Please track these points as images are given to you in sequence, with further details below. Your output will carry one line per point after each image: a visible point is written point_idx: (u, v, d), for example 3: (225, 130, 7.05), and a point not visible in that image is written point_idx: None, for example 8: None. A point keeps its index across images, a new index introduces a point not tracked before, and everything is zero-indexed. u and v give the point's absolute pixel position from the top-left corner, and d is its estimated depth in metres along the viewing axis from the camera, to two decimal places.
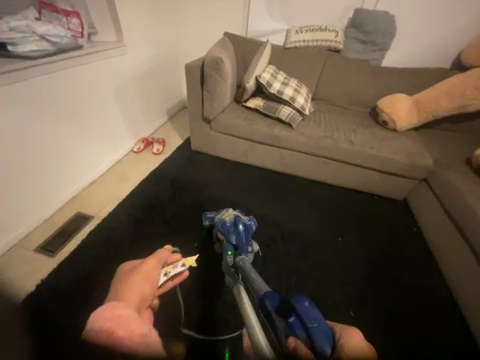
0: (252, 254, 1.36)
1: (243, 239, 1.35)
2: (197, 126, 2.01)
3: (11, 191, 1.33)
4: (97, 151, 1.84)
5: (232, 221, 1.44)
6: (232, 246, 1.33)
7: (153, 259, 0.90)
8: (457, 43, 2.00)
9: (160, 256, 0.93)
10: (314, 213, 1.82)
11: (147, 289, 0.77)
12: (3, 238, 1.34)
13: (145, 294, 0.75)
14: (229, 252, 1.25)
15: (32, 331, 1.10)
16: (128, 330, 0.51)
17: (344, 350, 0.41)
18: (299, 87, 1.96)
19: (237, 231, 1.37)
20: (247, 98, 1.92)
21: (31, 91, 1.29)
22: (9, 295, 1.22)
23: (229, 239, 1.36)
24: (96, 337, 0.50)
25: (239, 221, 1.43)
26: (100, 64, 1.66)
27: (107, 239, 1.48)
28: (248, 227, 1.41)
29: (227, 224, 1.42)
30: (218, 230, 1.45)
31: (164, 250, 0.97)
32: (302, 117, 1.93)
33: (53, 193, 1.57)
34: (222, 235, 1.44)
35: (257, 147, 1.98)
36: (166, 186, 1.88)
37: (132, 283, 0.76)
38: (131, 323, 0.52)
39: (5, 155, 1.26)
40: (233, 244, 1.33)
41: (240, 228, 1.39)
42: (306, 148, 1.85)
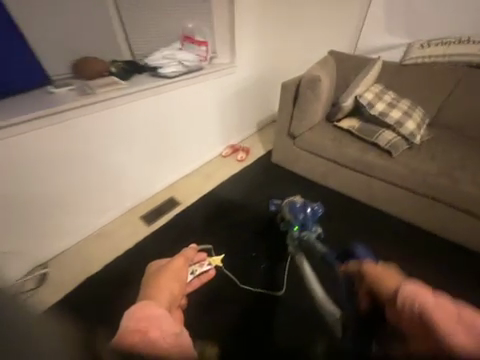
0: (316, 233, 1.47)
1: (310, 220, 1.47)
2: (281, 141, 2.04)
3: (136, 169, 1.83)
4: (194, 151, 2.20)
5: (301, 203, 1.53)
6: (298, 223, 1.46)
7: (182, 257, 1.00)
8: None
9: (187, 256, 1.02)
10: (404, 267, 1.45)
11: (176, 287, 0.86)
12: (122, 203, 1.83)
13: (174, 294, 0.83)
14: (295, 227, 1.41)
15: (120, 283, 1.45)
16: (162, 330, 0.57)
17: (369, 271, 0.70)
18: (411, 110, 1.64)
19: (304, 213, 1.49)
20: (340, 118, 1.79)
21: (159, 103, 1.75)
22: (115, 246, 1.64)
23: (296, 217, 1.48)
24: (126, 338, 0.52)
25: (307, 205, 1.53)
26: (210, 82, 2.01)
27: (183, 226, 1.75)
28: (317, 211, 1.51)
29: (296, 204, 1.52)
30: (285, 209, 1.55)
31: (191, 249, 1.06)
32: (409, 145, 1.60)
33: (158, 178, 2.01)
34: (287, 214, 1.52)
35: (342, 172, 1.79)
36: (240, 191, 2.02)
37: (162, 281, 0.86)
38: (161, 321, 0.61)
39: (134, 145, 1.75)
40: (300, 221, 1.45)
41: (308, 209, 1.51)
42: (406, 184, 1.52)
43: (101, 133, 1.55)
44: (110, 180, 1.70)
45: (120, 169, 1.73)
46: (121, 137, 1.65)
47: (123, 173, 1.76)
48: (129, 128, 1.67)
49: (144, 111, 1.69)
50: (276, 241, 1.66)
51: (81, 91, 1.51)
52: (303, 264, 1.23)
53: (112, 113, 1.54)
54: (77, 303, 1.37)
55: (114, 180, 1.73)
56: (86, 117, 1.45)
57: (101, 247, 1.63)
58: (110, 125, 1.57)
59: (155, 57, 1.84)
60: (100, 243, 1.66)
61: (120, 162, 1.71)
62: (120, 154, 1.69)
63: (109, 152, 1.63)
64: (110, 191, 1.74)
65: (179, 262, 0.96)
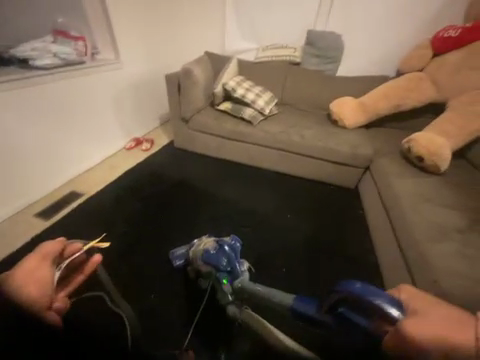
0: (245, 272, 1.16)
1: (233, 259, 1.12)
2: (177, 126, 2.37)
3: (19, 167, 1.72)
4: (92, 145, 2.18)
5: (215, 246, 1.17)
6: (224, 273, 1.06)
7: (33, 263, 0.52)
8: (395, 57, 2.42)
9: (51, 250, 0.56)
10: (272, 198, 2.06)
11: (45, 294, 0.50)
12: (11, 203, 1.71)
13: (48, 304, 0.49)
14: (224, 279, 1.03)
15: None
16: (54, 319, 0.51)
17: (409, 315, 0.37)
18: (262, 92, 2.34)
19: (224, 254, 1.12)
20: (217, 101, 2.31)
21: (39, 96, 1.72)
22: (5, 245, 1.53)
23: (218, 267, 1.08)
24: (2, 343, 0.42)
25: (223, 243, 1.18)
26: (97, 76, 2.08)
27: (89, 211, 1.79)
28: (235, 247, 1.20)
29: (210, 251, 1.14)
30: (202, 261, 1.16)
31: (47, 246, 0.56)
32: (264, 117, 2.28)
33: (50, 175, 1.91)
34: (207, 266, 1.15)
35: (227, 143, 2.29)
36: (148, 171, 2.20)
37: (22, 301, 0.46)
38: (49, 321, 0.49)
39: (15, 139, 1.66)
40: (225, 270, 1.07)
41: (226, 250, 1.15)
42: (265, 142, 2.17)
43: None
44: None
45: (1, 167, 1.62)
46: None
47: (2, 172, 1.63)
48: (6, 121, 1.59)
49: (16, 103, 1.61)
50: (183, 205, 1.94)
51: None
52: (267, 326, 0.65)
53: None
54: None
55: None
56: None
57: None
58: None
59: (23, 49, 1.81)
60: None
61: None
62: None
63: None
64: None
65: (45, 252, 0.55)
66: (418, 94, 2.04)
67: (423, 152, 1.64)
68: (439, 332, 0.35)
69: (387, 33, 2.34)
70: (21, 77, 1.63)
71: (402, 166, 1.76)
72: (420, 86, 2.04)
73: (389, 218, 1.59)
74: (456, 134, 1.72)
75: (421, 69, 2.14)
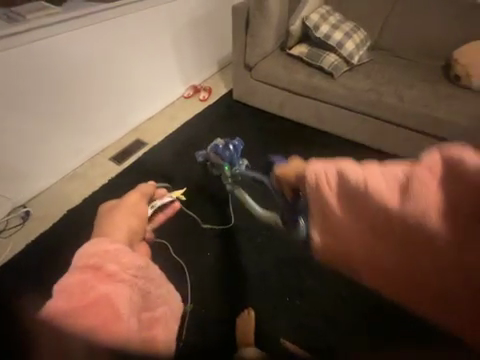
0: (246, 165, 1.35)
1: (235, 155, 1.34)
2: (238, 74, 2.04)
3: (94, 112, 1.79)
4: (152, 94, 2.09)
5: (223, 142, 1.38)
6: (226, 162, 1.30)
7: (137, 194, 0.73)
8: None
9: (143, 190, 0.78)
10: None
11: (136, 223, 0.64)
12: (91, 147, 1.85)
13: (134, 228, 0.63)
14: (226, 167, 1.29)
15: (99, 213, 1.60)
16: (121, 262, 0.49)
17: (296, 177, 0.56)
18: (353, 32, 1.77)
19: (229, 150, 1.33)
20: (291, 44, 1.86)
21: (96, 38, 1.63)
22: (89, 184, 1.75)
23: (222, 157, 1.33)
24: (75, 281, 0.45)
25: (230, 142, 1.38)
26: (154, 11, 1.85)
27: (152, 163, 1.85)
28: (239, 145, 1.39)
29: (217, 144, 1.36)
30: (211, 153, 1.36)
31: (148, 186, 0.79)
32: (349, 67, 1.77)
33: (119, 122, 1.95)
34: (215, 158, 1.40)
35: (295, 99, 1.91)
36: (205, 125, 2.09)
37: (115, 217, 0.62)
38: (124, 256, 0.50)
39: (78, 87, 1.66)
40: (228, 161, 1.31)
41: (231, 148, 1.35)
42: (344, 102, 1.73)
43: (48, 67, 1.51)
44: (64, 127, 1.68)
45: (71, 114, 1.69)
46: (57, 75, 1.55)
47: (81, 115, 1.73)
48: (67, 66, 1.57)
49: (86, 43, 1.60)
50: None
51: (7, 18, 1.41)
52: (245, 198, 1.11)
53: (37, 48, 1.44)
54: (61, 234, 1.53)
55: (64, 125, 1.68)
56: (30, 47, 1.42)
57: (74, 187, 1.73)
58: (55, 60, 1.52)
59: None
60: (72, 185, 1.75)
61: (66, 106, 1.65)
62: (74, 94, 1.66)
63: (61, 89, 1.59)
64: (67, 136, 1.71)
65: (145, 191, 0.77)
66: None
67: None
68: (324, 168, 0.49)
69: None
70: (89, 12, 1.58)
71: None
72: None
73: None
74: None
75: None
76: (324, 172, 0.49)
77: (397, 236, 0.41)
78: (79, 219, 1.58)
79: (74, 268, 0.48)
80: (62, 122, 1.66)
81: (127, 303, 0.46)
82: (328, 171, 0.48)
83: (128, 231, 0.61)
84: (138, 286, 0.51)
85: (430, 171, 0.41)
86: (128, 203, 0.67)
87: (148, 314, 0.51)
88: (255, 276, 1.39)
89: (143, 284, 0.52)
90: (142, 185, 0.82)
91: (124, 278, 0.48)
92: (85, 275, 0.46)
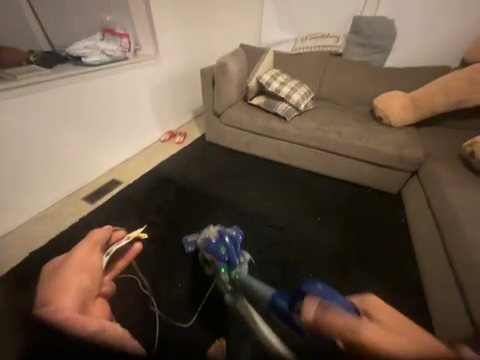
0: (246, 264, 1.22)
1: (233, 250, 1.21)
2: (209, 120, 2.38)
3: (71, 156, 1.91)
4: (130, 138, 2.30)
5: (217, 235, 1.28)
6: (223, 262, 1.13)
7: (87, 244, 0.66)
8: (454, 47, 2.17)
9: (96, 237, 0.71)
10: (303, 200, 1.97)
11: (88, 279, 0.58)
12: (63, 188, 1.91)
13: (85, 287, 0.56)
14: (224, 268, 1.04)
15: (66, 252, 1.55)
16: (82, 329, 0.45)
17: (368, 326, 0.35)
18: (298, 86, 2.23)
19: (223, 245, 1.23)
20: (251, 96, 2.26)
21: (80, 93, 1.85)
22: (58, 223, 1.73)
23: (218, 255, 1.19)
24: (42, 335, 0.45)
25: (224, 233, 1.29)
26: (135, 72, 2.17)
27: (126, 199, 1.91)
28: (235, 237, 1.31)
29: (211, 238, 1.26)
30: (204, 250, 1.31)
31: (99, 232, 0.73)
32: (299, 112, 2.17)
33: (95, 163, 2.09)
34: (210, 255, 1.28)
35: (259, 138, 2.22)
36: (180, 163, 2.28)
37: (61, 278, 0.54)
38: (83, 322, 0.45)
39: (58, 133, 1.79)
40: (225, 260, 1.14)
41: (226, 238, 1.26)
42: (298, 139, 2.07)
43: (29, 118, 1.62)
44: (39, 169, 1.74)
45: (48, 158, 1.78)
46: (39, 124, 1.67)
47: (56, 159, 1.82)
48: (51, 116, 1.73)
49: (70, 97, 1.80)
50: (212, 198, 1.97)
51: None
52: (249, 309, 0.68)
53: (24, 102, 1.57)
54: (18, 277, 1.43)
55: (39, 168, 1.74)
56: (14, 100, 1.53)
57: (42, 227, 1.70)
58: (37, 111, 1.65)
59: (77, 46, 1.98)
60: (40, 225, 1.72)
61: (43, 150, 1.74)
62: (53, 140, 1.78)
63: (40, 136, 1.70)
64: (41, 178, 1.77)
65: (99, 235, 0.72)
66: None
67: None
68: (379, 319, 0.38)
69: (448, 19, 2.09)
70: (76, 73, 1.82)
71: (460, 173, 1.55)
72: None
73: (438, 227, 1.41)
74: None
75: None
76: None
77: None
78: (41, 260, 1.51)
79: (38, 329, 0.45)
80: (38, 165, 1.73)
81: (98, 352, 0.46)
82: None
83: (77, 290, 0.54)
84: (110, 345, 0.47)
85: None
86: (79, 258, 0.61)
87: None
88: None
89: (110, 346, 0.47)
90: (97, 230, 0.76)
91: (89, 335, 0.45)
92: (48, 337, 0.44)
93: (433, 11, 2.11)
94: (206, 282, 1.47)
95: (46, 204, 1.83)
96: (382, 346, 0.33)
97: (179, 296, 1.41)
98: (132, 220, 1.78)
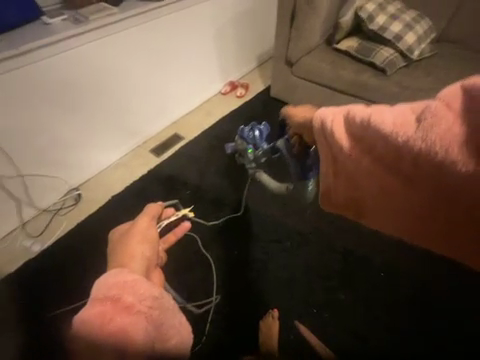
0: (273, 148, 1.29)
1: (262, 136, 1.24)
2: (278, 71, 1.97)
3: (141, 107, 1.92)
4: (194, 89, 2.15)
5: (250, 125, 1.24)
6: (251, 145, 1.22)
7: (146, 216, 0.74)
8: None
9: (150, 211, 0.77)
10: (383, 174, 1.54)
11: (150, 248, 0.67)
12: (134, 140, 1.99)
13: (148, 255, 0.65)
14: (250, 151, 1.21)
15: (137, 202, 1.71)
16: (137, 294, 0.53)
17: (325, 119, 0.62)
18: (415, 22, 1.56)
19: (256, 131, 1.23)
20: (339, 38, 1.71)
21: (147, 34, 1.73)
22: (131, 173, 1.89)
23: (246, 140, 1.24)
24: (97, 310, 0.50)
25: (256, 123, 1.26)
26: (201, 8, 1.89)
27: (186, 157, 1.91)
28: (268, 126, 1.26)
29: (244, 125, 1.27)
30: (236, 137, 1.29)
31: (153, 205, 0.79)
32: (407, 63, 1.57)
33: (162, 115, 2.06)
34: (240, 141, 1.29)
35: (340, 98, 1.76)
36: (240, 122, 2.08)
37: (128, 248, 0.65)
38: (141, 286, 0.54)
39: (129, 80, 1.78)
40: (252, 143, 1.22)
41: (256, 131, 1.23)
42: (398, 103, 1.54)
43: (103, 65, 1.64)
44: (114, 118, 1.82)
45: (121, 106, 1.82)
46: (112, 69, 1.68)
47: (127, 110, 1.86)
48: (121, 61, 1.70)
49: (136, 41, 1.70)
50: None
51: (74, 20, 1.56)
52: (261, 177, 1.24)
53: (98, 45, 1.57)
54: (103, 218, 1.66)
55: (114, 116, 1.81)
56: (89, 46, 1.55)
57: (118, 176, 1.87)
58: (108, 58, 1.64)
59: None
60: (116, 173, 1.89)
61: (116, 98, 1.78)
62: (125, 89, 1.79)
63: (113, 85, 1.72)
64: (116, 127, 1.85)
65: (154, 210, 0.78)
66: None
67: None
68: (374, 116, 0.55)
69: None
70: (141, 11, 1.66)
71: None
72: None
73: None
74: None
75: None
76: (332, 115, 0.61)
77: (419, 177, 0.54)
78: (119, 206, 1.70)
79: (97, 300, 0.52)
80: (113, 113, 1.80)
81: (143, 329, 0.50)
82: (336, 116, 0.61)
83: (144, 261, 0.64)
84: (155, 317, 0.53)
85: (457, 105, 0.49)
86: (136, 231, 0.69)
87: (163, 348, 0.54)
88: (283, 286, 1.34)
89: (158, 315, 0.54)
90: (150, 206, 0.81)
91: (142, 303, 0.52)
92: (106, 306, 0.51)
93: None
94: (259, 258, 1.43)
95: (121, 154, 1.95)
96: (335, 126, 0.60)
97: (232, 266, 1.41)
98: (191, 179, 1.80)
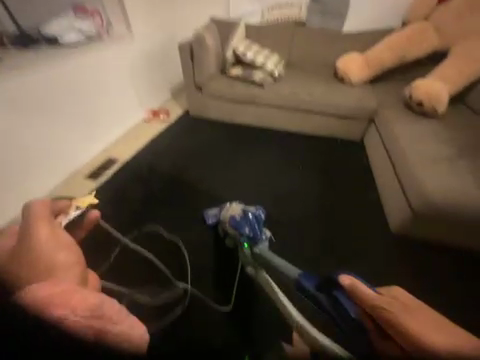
0: (267, 242, 1.18)
1: (256, 229, 1.15)
2: (192, 95, 2.50)
3: (65, 140, 2.02)
4: (118, 119, 2.39)
5: (242, 212, 1.21)
6: (245, 238, 1.09)
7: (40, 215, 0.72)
8: None
9: (41, 215, 0.72)
10: (317, 185, 2.05)
11: (68, 254, 0.69)
12: (47, 182, 1.96)
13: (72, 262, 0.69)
14: (245, 244, 1.05)
15: None
16: (80, 303, 0.54)
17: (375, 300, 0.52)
18: (271, 55, 2.45)
19: (249, 222, 1.16)
20: (229, 67, 2.44)
21: (64, 76, 1.91)
22: (67, 202, 1.86)
23: (242, 232, 1.12)
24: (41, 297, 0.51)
25: (248, 211, 1.22)
26: (113, 52, 2.22)
27: (127, 175, 2.05)
28: (258, 216, 1.23)
29: (237, 216, 1.19)
30: (227, 225, 1.20)
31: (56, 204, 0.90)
32: (274, 79, 2.42)
33: (89, 145, 2.19)
34: (231, 230, 1.17)
35: (241, 107, 2.45)
36: (171, 138, 2.42)
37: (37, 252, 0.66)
38: (74, 296, 0.54)
39: (48, 117, 1.87)
40: (247, 235, 1.09)
41: (250, 216, 1.18)
42: (275, 104, 2.34)
43: (6, 109, 1.66)
44: (36, 153, 1.86)
45: (44, 141, 1.89)
46: (28, 108, 1.76)
47: (48, 144, 1.91)
48: (38, 101, 1.80)
49: (38, 86, 1.78)
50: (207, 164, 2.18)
51: None
52: (275, 291, 0.82)
53: (10, 87, 1.66)
54: None
55: (36, 151, 1.86)
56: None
57: None
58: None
59: (51, 26, 1.92)
60: None
61: (37, 134, 1.84)
62: (45, 125, 1.87)
63: (30, 122, 1.79)
64: (40, 161, 1.89)
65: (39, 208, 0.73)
66: (423, 44, 2.16)
67: (423, 98, 1.77)
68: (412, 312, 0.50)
69: None
70: (35, 61, 1.78)
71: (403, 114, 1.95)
72: (424, 34, 2.15)
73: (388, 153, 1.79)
74: (455, 79, 1.89)
75: (426, 18, 2.24)
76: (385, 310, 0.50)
77: None
78: None
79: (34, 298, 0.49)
80: (35, 149, 1.84)
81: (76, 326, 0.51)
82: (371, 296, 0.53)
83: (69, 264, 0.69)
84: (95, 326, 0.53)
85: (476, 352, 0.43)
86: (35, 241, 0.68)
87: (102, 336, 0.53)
88: None
89: (100, 324, 0.54)
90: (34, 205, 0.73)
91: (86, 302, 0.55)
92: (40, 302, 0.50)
93: None
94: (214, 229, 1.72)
95: (49, 187, 1.98)
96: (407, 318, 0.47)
97: None
98: (138, 190, 1.94)
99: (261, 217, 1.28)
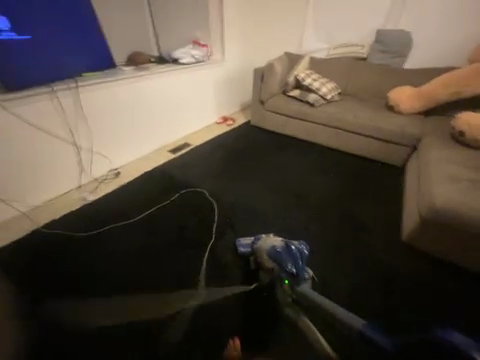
0: (307, 279, 1.39)
1: (299, 266, 1.36)
2: (255, 107, 3.15)
3: (165, 122, 2.88)
4: (199, 116, 3.23)
5: (282, 246, 1.44)
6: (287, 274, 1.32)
7: None
8: (465, 51, 2.63)
9: None
10: (345, 193, 2.24)
11: None
12: (147, 147, 2.80)
13: None
14: (287, 281, 1.29)
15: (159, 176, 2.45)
16: None
17: None
18: (327, 83, 2.88)
19: (289, 257, 1.38)
20: (289, 89, 3.00)
21: (177, 80, 2.84)
22: (154, 162, 2.69)
23: (284, 267, 1.35)
24: None
25: (289, 244, 1.46)
26: (210, 69, 3.11)
27: (194, 154, 2.77)
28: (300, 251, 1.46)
29: (278, 249, 1.42)
30: (267, 256, 1.43)
31: None
32: (325, 101, 2.82)
33: (176, 129, 3.03)
34: (271, 262, 1.41)
35: (292, 121, 2.91)
36: (231, 136, 3.10)
37: None
38: None
39: (161, 105, 2.78)
40: (289, 272, 1.33)
41: (292, 250, 1.43)
42: (323, 121, 2.70)
43: (143, 94, 2.58)
44: (147, 126, 2.73)
45: (153, 120, 2.76)
46: (153, 97, 2.68)
47: (154, 122, 2.78)
48: (160, 93, 2.72)
49: (162, 84, 2.71)
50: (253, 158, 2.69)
51: (138, 68, 2.67)
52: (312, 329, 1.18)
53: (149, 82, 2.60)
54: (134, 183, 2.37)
55: (147, 125, 2.73)
56: (144, 81, 2.55)
57: (145, 163, 2.66)
58: (126, 97, 2.45)
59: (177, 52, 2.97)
60: (143, 162, 2.69)
61: (152, 114, 2.73)
62: (158, 109, 2.77)
63: (150, 106, 2.69)
64: (147, 132, 2.75)
65: None
66: None
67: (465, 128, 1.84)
68: None
69: (455, 30, 2.62)
70: (157, 71, 2.66)
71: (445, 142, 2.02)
72: None
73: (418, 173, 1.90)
74: None
75: None
76: None
77: None
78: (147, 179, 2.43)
79: None
80: (148, 123, 2.72)
81: None
82: None
83: None
84: None
85: None
86: None
87: None
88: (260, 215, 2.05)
89: None
90: None
91: None
92: None
93: (443, 25, 2.65)
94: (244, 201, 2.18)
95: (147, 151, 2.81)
96: None
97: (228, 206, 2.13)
98: (198, 164, 2.62)
99: (303, 252, 1.50)
